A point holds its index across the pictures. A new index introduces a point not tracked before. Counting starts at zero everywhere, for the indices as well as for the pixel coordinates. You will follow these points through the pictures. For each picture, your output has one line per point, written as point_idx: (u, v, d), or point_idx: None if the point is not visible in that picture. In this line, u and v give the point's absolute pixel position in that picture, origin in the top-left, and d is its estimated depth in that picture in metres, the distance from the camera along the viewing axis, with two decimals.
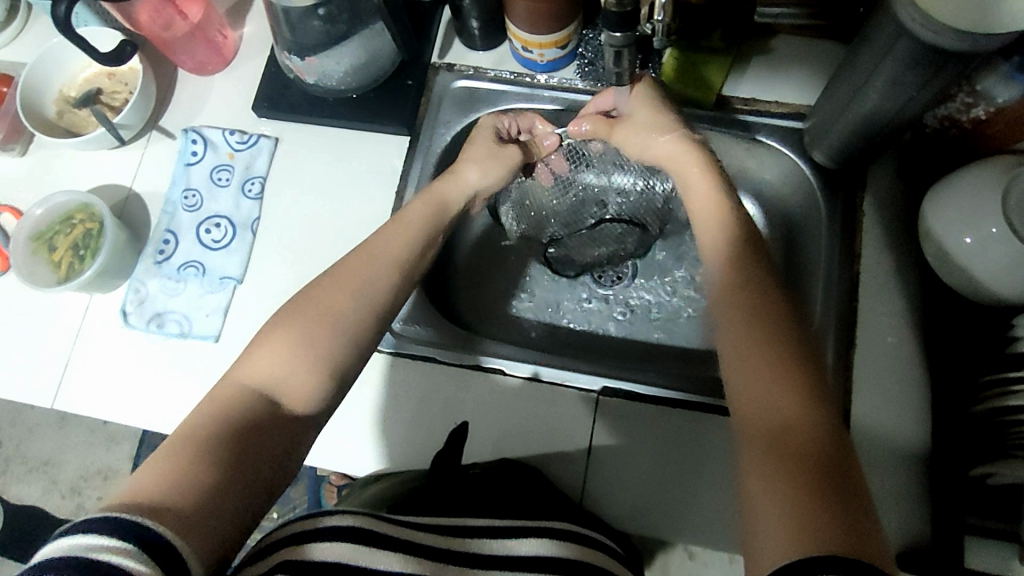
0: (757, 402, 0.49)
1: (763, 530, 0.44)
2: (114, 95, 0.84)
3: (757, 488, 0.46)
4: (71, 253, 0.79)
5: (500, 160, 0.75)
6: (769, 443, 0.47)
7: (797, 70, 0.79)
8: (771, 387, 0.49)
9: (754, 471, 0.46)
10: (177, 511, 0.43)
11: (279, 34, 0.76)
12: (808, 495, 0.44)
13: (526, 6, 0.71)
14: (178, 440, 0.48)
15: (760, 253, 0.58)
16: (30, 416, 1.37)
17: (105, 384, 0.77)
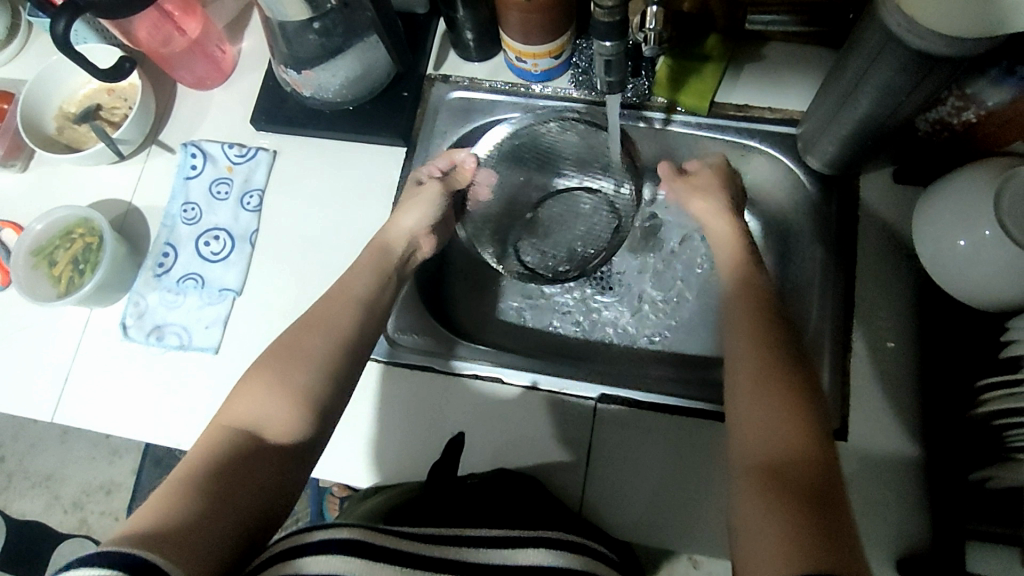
0: (760, 434, 0.51)
1: (754, 551, 0.45)
2: (114, 111, 0.85)
3: (751, 511, 0.48)
4: (71, 268, 0.79)
5: (423, 198, 0.76)
6: (764, 469, 0.49)
7: (790, 75, 0.80)
8: (773, 417, 0.52)
9: (749, 499, 0.48)
10: (167, 535, 0.44)
11: (276, 48, 0.77)
12: (800, 520, 0.45)
13: (520, 16, 0.72)
14: (173, 479, 0.49)
15: (772, 300, 0.62)
16: (32, 431, 1.37)
17: (105, 397, 0.77)
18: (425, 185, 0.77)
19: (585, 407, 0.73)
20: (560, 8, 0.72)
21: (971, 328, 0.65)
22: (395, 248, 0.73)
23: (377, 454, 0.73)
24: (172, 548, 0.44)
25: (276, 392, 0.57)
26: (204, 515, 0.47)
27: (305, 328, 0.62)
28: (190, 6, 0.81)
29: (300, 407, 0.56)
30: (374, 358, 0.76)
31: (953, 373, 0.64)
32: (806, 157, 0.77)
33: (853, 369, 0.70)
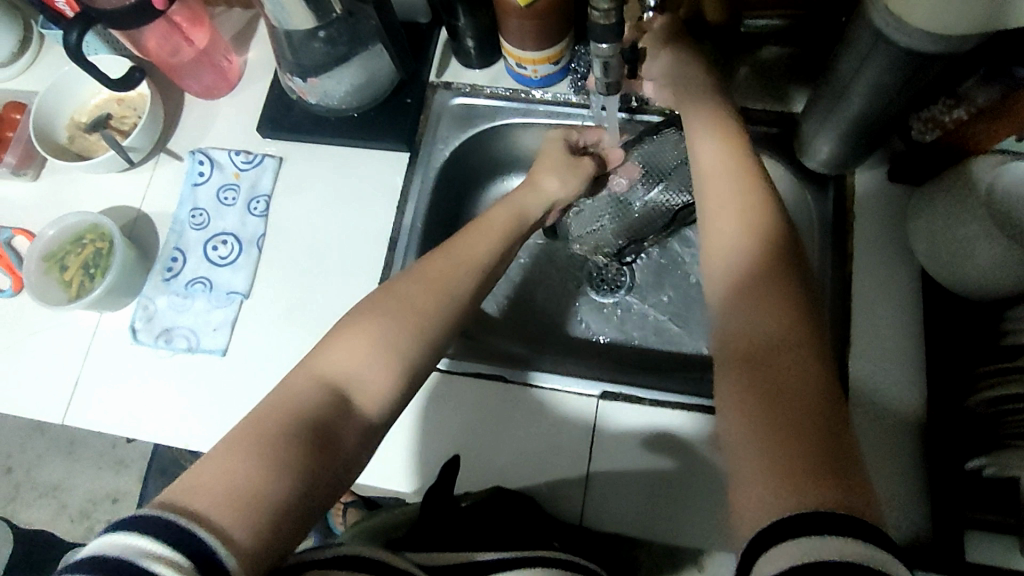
0: (755, 352, 0.50)
1: (748, 474, 0.45)
2: (123, 120, 0.87)
3: (742, 433, 0.47)
4: (82, 272, 0.81)
5: (576, 170, 0.79)
6: (756, 391, 0.48)
7: (784, 78, 0.81)
8: (761, 335, 0.51)
9: (739, 415, 0.48)
10: (237, 511, 0.44)
11: (282, 57, 0.79)
12: (793, 437, 0.45)
13: (519, 23, 0.74)
14: (259, 429, 0.48)
15: (770, 209, 0.59)
16: (39, 442, 1.38)
17: (114, 400, 0.78)
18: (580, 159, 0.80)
19: (588, 405, 0.74)
20: (559, 14, 0.74)
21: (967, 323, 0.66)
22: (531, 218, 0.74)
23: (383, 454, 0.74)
24: (247, 519, 0.43)
25: None
26: (290, 493, 0.46)
27: None
28: (198, 17, 0.83)
29: None
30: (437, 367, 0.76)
31: (949, 366, 0.66)
32: (801, 156, 0.78)
33: (851, 366, 0.71)
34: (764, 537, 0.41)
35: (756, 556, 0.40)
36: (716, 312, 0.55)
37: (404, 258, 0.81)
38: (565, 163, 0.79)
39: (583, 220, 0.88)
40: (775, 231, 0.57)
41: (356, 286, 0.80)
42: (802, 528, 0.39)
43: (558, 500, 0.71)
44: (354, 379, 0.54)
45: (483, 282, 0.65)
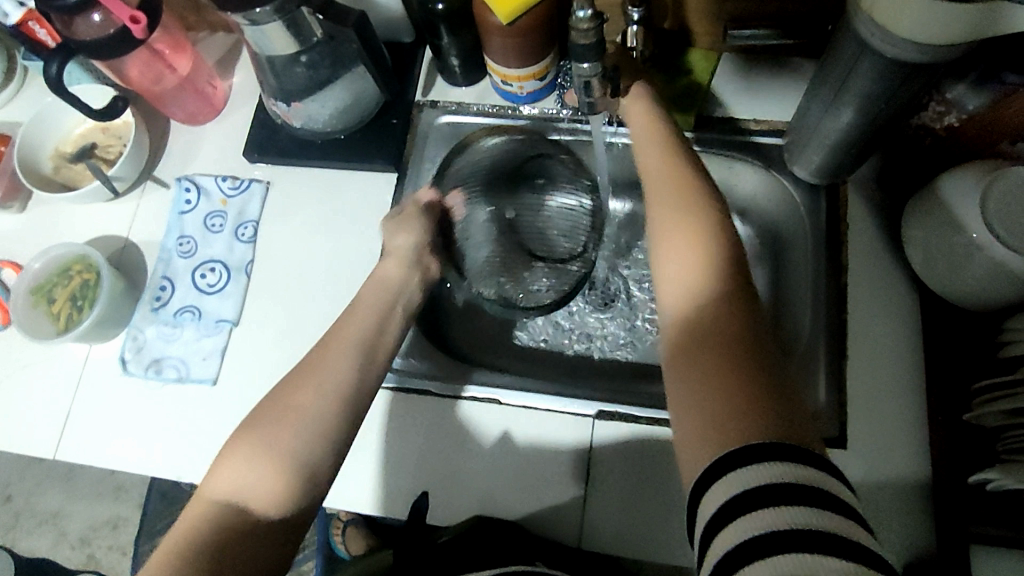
0: (687, 297, 0.53)
1: (687, 411, 0.49)
2: (108, 149, 0.86)
3: (685, 396, 0.49)
4: (69, 304, 0.80)
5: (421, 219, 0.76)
6: (690, 355, 0.50)
7: (772, 87, 0.81)
8: (690, 279, 0.54)
9: (676, 359, 0.51)
10: None
11: (265, 82, 0.79)
12: (726, 372, 0.48)
13: (502, 41, 0.74)
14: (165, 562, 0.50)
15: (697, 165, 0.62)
16: (38, 470, 1.37)
17: (106, 432, 0.77)
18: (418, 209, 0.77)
19: (583, 426, 0.73)
20: (542, 31, 0.74)
21: (967, 333, 0.65)
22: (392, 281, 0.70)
23: (377, 480, 0.73)
24: None
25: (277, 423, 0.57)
26: None
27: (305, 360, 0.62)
28: (180, 44, 0.83)
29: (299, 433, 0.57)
30: (382, 387, 0.76)
31: (946, 377, 0.65)
32: (792, 166, 0.77)
33: (848, 378, 0.70)
34: (710, 476, 0.45)
35: (704, 493, 0.45)
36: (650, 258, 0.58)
37: None
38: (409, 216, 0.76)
39: (471, 248, 0.84)
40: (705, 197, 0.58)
41: None
42: (743, 460, 0.44)
43: (557, 524, 0.70)
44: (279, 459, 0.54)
45: (370, 355, 0.62)
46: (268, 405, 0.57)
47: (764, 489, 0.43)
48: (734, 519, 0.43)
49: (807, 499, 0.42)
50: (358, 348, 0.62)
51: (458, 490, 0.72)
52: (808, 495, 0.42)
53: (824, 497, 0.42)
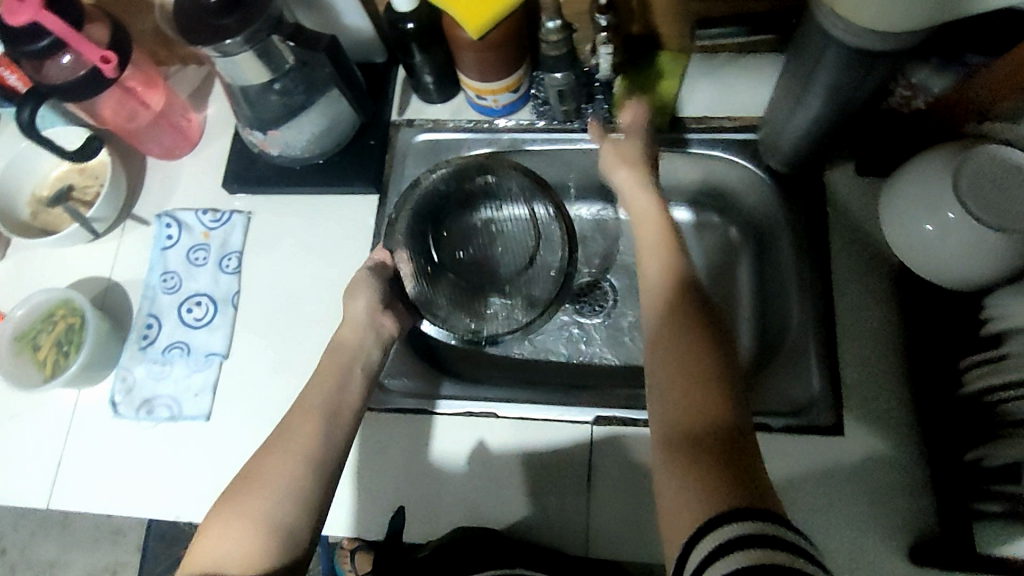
0: (672, 397, 0.53)
1: (674, 515, 0.48)
2: (86, 190, 0.85)
3: (669, 492, 0.49)
4: (55, 350, 0.79)
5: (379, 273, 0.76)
6: (677, 450, 0.50)
7: (742, 83, 0.82)
8: (675, 379, 0.54)
9: (662, 461, 0.51)
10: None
11: (239, 112, 0.79)
12: (708, 475, 0.47)
13: (474, 56, 0.75)
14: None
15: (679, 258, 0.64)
16: (31, 520, 1.34)
17: (100, 476, 0.76)
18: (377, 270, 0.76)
19: (583, 432, 0.72)
20: (511, 44, 0.75)
21: (952, 311, 0.66)
22: (347, 344, 0.71)
23: (378, 501, 0.72)
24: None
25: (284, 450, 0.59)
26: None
27: None
28: (152, 80, 0.83)
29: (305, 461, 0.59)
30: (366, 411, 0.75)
31: (934, 356, 0.66)
32: (767, 159, 0.78)
33: (840, 365, 0.71)
34: (694, 538, 0.45)
35: (691, 550, 0.45)
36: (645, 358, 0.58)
37: None
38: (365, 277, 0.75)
39: (430, 295, 0.82)
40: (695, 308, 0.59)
41: None
42: (721, 520, 0.44)
43: (563, 534, 0.70)
44: (256, 527, 0.55)
45: (335, 418, 0.64)
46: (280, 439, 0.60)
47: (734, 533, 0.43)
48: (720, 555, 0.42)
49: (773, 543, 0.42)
50: (322, 419, 0.63)
51: (461, 504, 0.71)
52: (775, 536, 0.42)
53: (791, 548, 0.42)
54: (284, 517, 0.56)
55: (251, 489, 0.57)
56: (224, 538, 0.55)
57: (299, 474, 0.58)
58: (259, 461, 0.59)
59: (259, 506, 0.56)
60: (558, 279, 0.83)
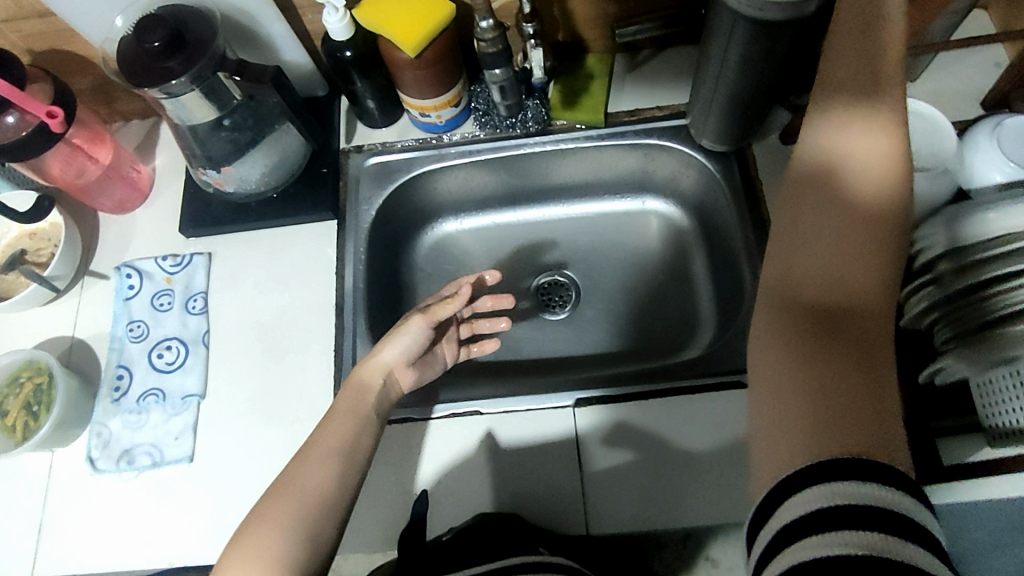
0: (810, 291, 0.45)
1: (769, 364, 0.45)
2: (39, 252, 0.84)
3: (779, 371, 0.44)
4: (24, 412, 0.77)
5: (428, 319, 0.70)
6: (815, 326, 0.44)
7: (665, 74, 0.88)
8: (829, 278, 0.45)
9: (779, 345, 0.45)
10: None
11: (191, 154, 0.81)
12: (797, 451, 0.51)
13: (413, 75, 0.79)
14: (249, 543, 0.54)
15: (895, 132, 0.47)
16: None
17: (86, 536, 0.74)
18: (431, 320, 0.70)
19: (567, 418, 0.75)
20: (448, 59, 0.79)
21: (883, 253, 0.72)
22: (374, 392, 0.67)
23: (377, 514, 0.73)
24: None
25: (310, 461, 0.60)
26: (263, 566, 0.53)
27: (308, 444, 0.61)
28: (98, 135, 0.84)
29: (337, 467, 0.60)
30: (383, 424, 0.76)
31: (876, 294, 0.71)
32: (698, 138, 0.84)
33: None
34: (796, 488, 0.39)
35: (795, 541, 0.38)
36: (796, 261, 0.47)
37: (354, 320, 0.81)
38: (422, 325, 0.70)
39: (546, 302, 0.93)
40: (845, 320, 0.43)
41: (314, 359, 0.79)
42: (839, 468, 0.38)
43: (562, 514, 0.72)
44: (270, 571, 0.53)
45: (353, 451, 0.62)
46: (308, 454, 0.60)
47: (828, 462, 0.38)
48: (796, 491, 0.39)
49: (881, 476, 0.37)
50: (338, 456, 0.61)
51: (457, 501, 0.73)
52: (867, 469, 0.37)
53: (922, 534, 0.36)
54: (297, 558, 0.54)
55: (255, 530, 0.55)
56: (276, 506, 0.56)
57: (314, 509, 0.57)
58: (265, 503, 0.57)
59: (272, 545, 0.54)
60: (666, 273, 0.92)
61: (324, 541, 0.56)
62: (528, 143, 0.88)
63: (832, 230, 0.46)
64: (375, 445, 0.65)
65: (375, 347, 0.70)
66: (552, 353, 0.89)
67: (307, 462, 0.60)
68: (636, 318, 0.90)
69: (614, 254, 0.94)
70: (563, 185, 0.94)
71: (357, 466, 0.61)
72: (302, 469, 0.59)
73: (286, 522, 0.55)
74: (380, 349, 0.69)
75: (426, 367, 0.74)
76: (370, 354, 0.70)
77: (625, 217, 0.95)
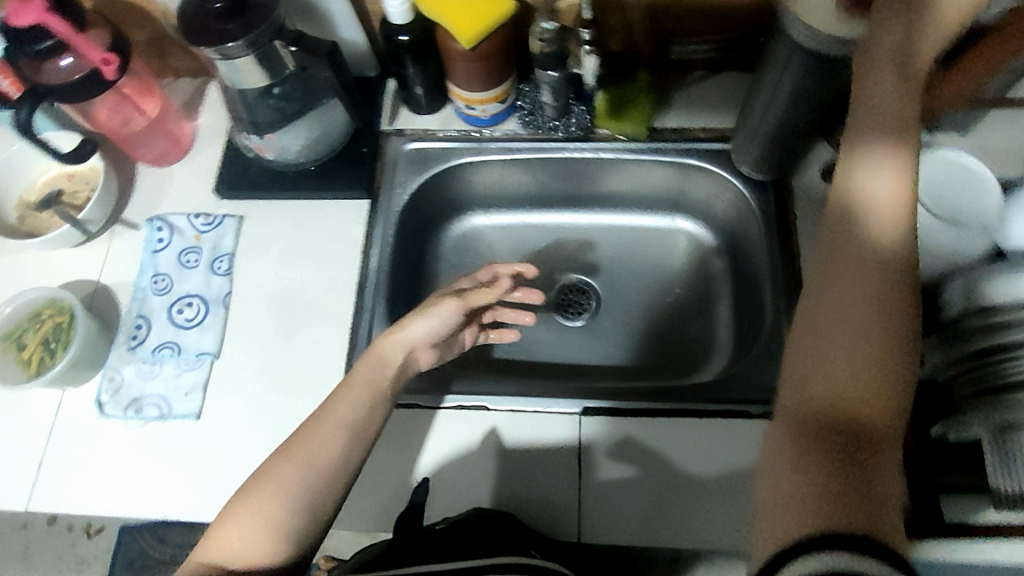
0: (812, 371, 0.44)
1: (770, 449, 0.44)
2: (76, 195, 0.85)
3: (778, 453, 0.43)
4: (41, 349, 0.78)
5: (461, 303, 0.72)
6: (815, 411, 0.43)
7: (714, 97, 0.88)
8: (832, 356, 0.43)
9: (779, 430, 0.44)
10: (237, 546, 0.54)
11: (237, 116, 0.81)
12: None
13: (465, 67, 0.79)
14: (251, 505, 0.55)
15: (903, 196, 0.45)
16: None
17: (85, 478, 0.75)
18: (466, 303, 0.73)
19: (573, 424, 0.75)
20: (501, 55, 0.79)
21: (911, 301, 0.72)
22: (393, 367, 0.67)
23: (373, 494, 0.73)
24: (244, 541, 0.54)
25: (326, 430, 0.60)
26: (266, 531, 0.54)
27: (323, 411, 0.62)
28: (147, 87, 0.85)
29: (347, 440, 0.60)
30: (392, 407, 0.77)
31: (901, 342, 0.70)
32: (737, 163, 0.83)
33: None
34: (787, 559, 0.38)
35: None
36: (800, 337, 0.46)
37: (374, 300, 0.81)
38: (455, 307, 0.72)
39: (565, 307, 0.93)
40: (846, 405, 0.42)
41: (330, 333, 0.80)
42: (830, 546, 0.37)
43: (557, 519, 0.72)
44: (267, 540, 0.54)
45: (361, 427, 0.62)
46: (322, 423, 0.61)
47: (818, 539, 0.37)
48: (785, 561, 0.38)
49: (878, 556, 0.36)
50: (347, 432, 0.61)
51: (452, 493, 0.73)
52: (869, 552, 0.36)
53: None
54: (296, 528, 0.55)
55: (258, 492, 0.56)
56: (283, 472, 0.57)
57: (321, 478, 0.58)
58: (271, 466, 0.58)
59: (272, 514, 0.55)
60: (689, 294, 0.92)
61: (324, 516, 0.57)
62: (568, 147, 0.88)
63: (835, 304, 0.44)
64: (384, 423, 0.65)
65: (403, 318, 0.70)
66: (565, 359, 0.89)
67: (320, 432, 0.60)
68: (652, 336, 0.90)
69: (639, 268, 0.94)
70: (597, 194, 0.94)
71: (366, 442, 0.62)
72: (312, 440, 0.59)
73: (293, 490, 0.56)
74: (410, 322, 0.70)
75: (447, 349, 0.74)
76: (396, 326, 0.70)
77: (654, 233, 0.95)
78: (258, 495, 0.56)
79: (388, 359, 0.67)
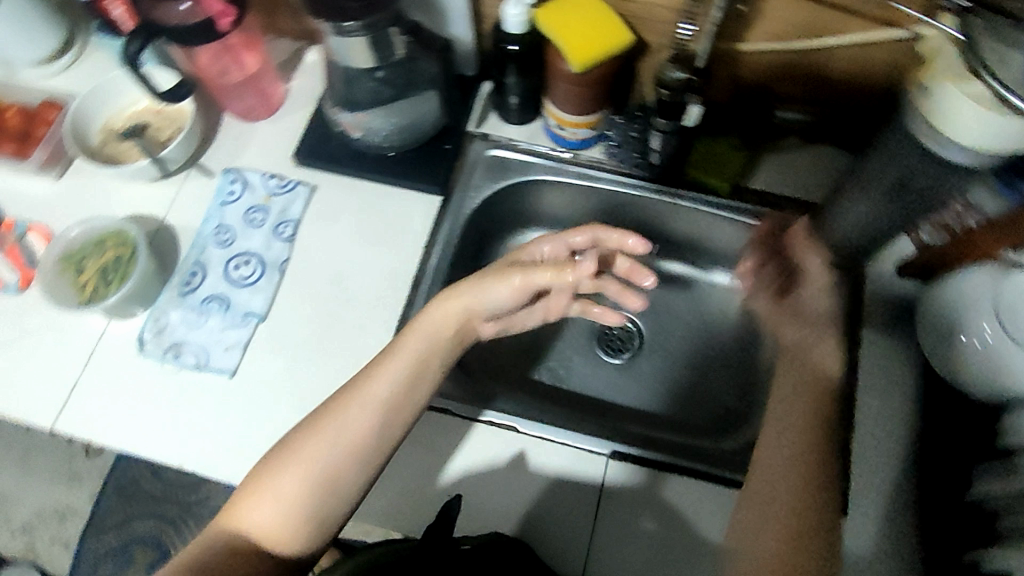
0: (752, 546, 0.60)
1: None
2: (161, 131, 0.86)
3: None
4: (98, 276, 0.79)
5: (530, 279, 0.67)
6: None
7: (806, 167, 0.86)
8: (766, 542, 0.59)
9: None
10: (258, 516, 0.56)
11: (334, 89, 0.82)
12: None
13: (566, 87, 0.79)
14: (274, 481, 0.57)
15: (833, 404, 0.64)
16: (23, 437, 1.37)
17: (113, 411, 0.76)
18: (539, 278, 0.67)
19: (600, 464, 0.74)
20: (605, 85, 0.79)
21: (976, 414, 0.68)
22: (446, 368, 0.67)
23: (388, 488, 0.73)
24: (267, 513, 0.56)
25: (361, 411, 0.61)
26: (286, 509, 0.57)
27: (359, 385, 0.62)
28: (252, 42, 0.85)
29: (378, 422, 0.61)
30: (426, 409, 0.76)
31: None
32: None
33: None
34: None
35: None
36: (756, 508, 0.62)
37: (427, 297, 0.81)
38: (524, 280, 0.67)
39: (609, 343, 0.92)
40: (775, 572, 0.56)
41: (377, 320, 0.80)
42: None
43: (563, 556, 0.71)
44: (287, 518, 0.57)
45: (398, 412, 0.62)
46: (356, 402, 0.61)
47: None
48: None
49: None
50: (382, 409, 0.61)
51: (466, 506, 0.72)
52: None
53: None
54: (320, 509, 0.57)
55: (287, 464, 0.58)
56: (309, 448, 0.59)
57: (346, 461, 0.59)
58: (299, 437, 0.60)
59: (292, 494, 0.57)
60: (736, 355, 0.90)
61: (347, 499, 0.59)
62: (650, 185, 0.86)
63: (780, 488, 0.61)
64: (419, 412, 0.64)
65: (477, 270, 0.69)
66: (597, 394, 0.89)
67: (352, 411, 0.60)
68: (690, 390, 0.88)
69: (690, 320, 0.93)
70: (666, 237, 0.93)
71: (402, 424, 0.62)
72: (346, 424, 0.60)
73: (318, 474, 0.58)
74: (481, 276, 0.68)
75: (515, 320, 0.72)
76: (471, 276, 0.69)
77: (714, 288, 0.94)
78: (285, 474, 0.57)
79: (440, 356, 0.66)
